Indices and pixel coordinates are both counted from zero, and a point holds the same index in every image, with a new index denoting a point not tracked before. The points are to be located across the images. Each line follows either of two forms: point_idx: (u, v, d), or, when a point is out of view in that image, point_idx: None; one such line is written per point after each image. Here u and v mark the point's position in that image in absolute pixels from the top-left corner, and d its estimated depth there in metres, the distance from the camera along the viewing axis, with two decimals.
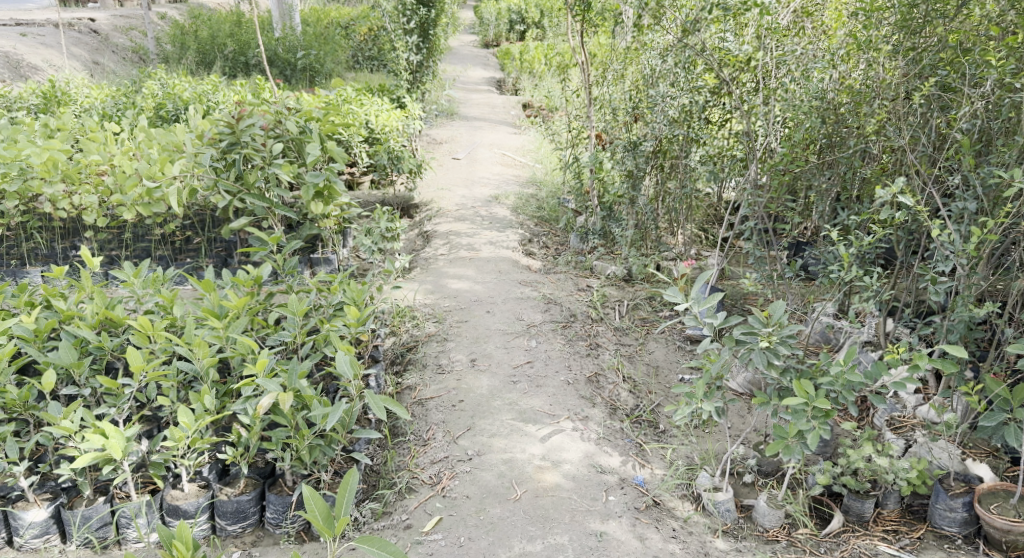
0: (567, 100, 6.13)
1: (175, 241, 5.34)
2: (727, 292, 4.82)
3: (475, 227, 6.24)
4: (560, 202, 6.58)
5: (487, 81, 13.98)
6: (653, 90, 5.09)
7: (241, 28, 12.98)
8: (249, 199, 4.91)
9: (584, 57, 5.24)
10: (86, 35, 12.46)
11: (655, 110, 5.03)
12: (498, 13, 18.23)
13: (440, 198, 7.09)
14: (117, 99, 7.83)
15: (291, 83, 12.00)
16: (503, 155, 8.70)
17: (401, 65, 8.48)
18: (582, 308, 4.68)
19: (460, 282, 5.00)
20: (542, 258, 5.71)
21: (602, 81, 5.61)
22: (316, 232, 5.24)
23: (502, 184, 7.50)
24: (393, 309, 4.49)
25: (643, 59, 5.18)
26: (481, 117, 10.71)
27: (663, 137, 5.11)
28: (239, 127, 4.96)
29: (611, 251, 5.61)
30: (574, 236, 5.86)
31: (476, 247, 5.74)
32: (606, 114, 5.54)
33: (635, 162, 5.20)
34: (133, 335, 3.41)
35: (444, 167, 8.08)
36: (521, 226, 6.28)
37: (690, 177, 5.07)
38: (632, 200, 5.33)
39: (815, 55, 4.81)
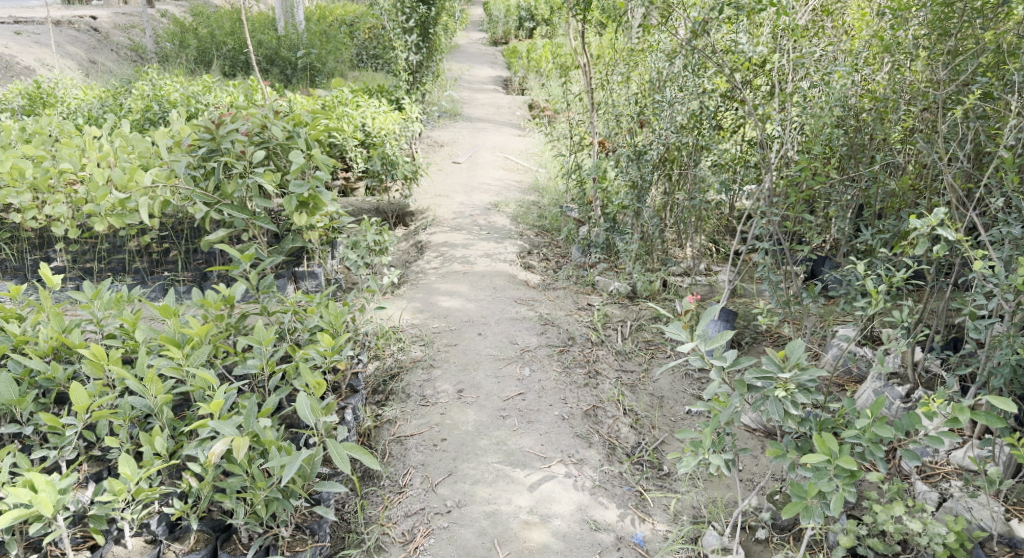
0: (570, 103, 5.78)
1: (151, 254, 5.04)
2: (739, 313, 4.48)
3: (471, 238, 5.92)
4: (562, 211, 6.25)
5: (493, 80, 13.64)
6: (661, 94, 4.74)
7: (242, 26, 12.71)
8: (227, 209, 4.62)
9: (586, 59, 4.91)
10: (84, 33, 12.22)
11: (662, 116, 4.68)
12: (507, 10, 17.87)
13: (437, 206, 6.77)
14: (105, 100, 7.56)
15: (291, 82, 11.71)
16: (506, 159, 8.37)
17: (400, 66, 8.20)
18: (581, 329, 4.36)
19: (451, 300, 4.68)
20: (542, 272, 5.40)
21: (606, 84, 5.27)
22: (300, 244, 4.90)
23: (503, 191, 7.18)
24: (378, 331, 4.18)
25: (649, 61, 4.85)
26: (485, 118, 10.39)
27: (670, 145, 4.75)
28: (219, 132, 4.75)
29: (614, 265, 5.28)
30: (575, 248, 5.53)
31: (470, 261, 5.42)
32: (609, 119, 5.21)
33: (639, 171, 4.86)
34: (85, 366, 3.12)
35: (443, 171, 7.76)
36: (520, 236, 5.97)
37: (699, 188, 4.73)
38: (638, 212, 4.98)
39: (836, 57, 4.46)
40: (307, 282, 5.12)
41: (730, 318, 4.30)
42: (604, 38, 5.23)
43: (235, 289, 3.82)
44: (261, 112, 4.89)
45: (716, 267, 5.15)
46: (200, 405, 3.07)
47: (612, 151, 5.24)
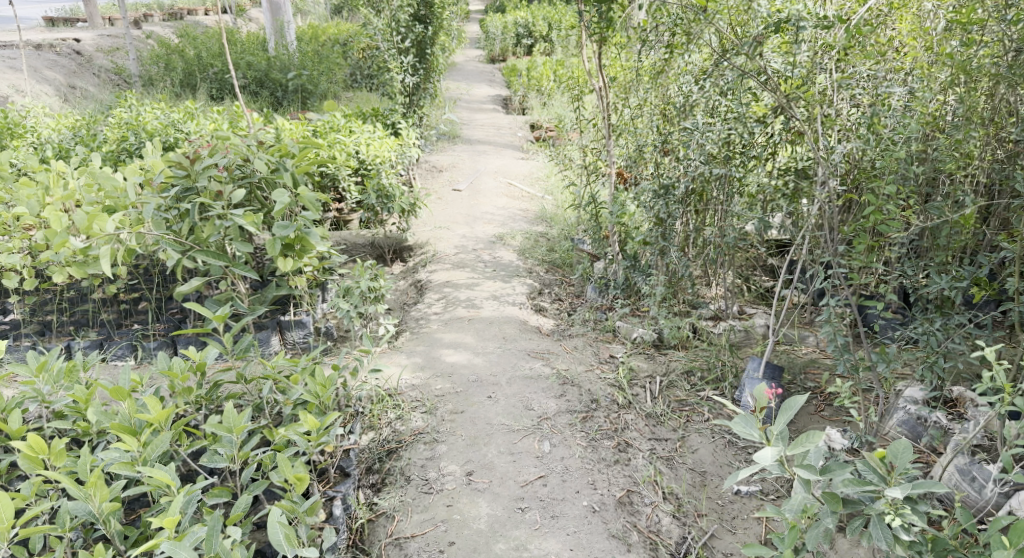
0: (583, 128, 5.27)
1: (119, 305, 4.51)
2: (784, 366, 3.95)
3: (476, 277, 5.40)
4: (574, 245, 5.74)
5: (492, 99, 13.18)
6: (688, 121, 4.24)
7: (230, 47, 12.22)
8: (201, 256, 4.12)
9: (604, 83, 4.43)
10: (65, 57, 11.75)
11: (690, 144, 4.17)
12: (505, 27, 17.40)
13: (438, 239, 6.25)
14: (78, 131, 7.04)
15: (282, 105, 11.23)
16: (510, 184, 7.88)
17: (396, 89, 7.72)
18: (604, 389, 3.81)
19: (456, 354, 4.15)
20: (554, 316, 4.89)
21: (623, 109, 4.77)
22: (285, 292, 4.39)
23: (508, 221, 6.67)
24: (373, 396, 3.65)
25: (673, 84, 4.35)
26: (485, 141, 9.88)
27: (698, 177, 4.25)
28: (195, 168, 4.42)
29: (637, 309, 4.75)
30: (591, 287, 5.03)
31: (476, 305, 4.90)
32: (627, 147, 4.71)
33: (666, 208, 4.34)
34: (21, 459, 2.62)
35: (443, 200, 7.25)
36: (529, 274, 5.46)
37: (731, 225, 4.23)
38: (663, 250, 4.46)
39: (886, 77, 3.99)
40: (295, 332, 4.58)
41: (776, 374, 3.77)
42: (621, 59, 4.74)
43: (208, 355, 3.31)
44: (243, 145, 4.45)
45: (750, 309, 4.63)
46: (158, 510, 2.57)
47: (631, 182, 4.75)
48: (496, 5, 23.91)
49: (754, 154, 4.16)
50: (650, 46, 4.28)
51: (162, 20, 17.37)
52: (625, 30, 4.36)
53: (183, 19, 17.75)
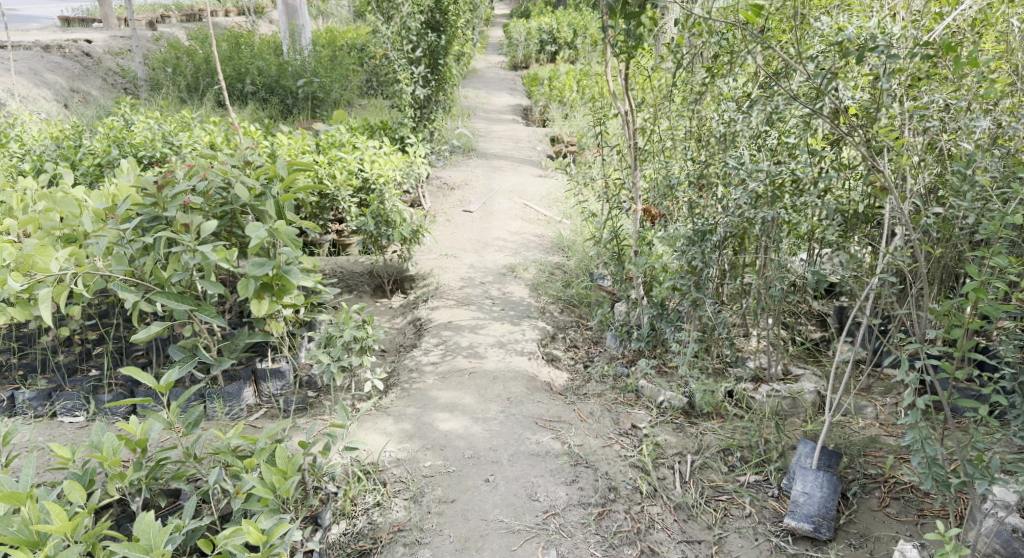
0: (607, 154, 4.66)
1: (75, 348, 3.98)
2: (839, 447, 3.32)
3: (481, 318, 4.83)
4: (593, 281, 5.15)
5: (512, 108, 12.61)
6: (729, 155, 3.64)
7: (241, 52, 11.73)
8: (161, 299, 3.60)
9: (631, 108, 3.84)
10: (71, 58, 11.35)
11: (733, 183, 3.56)
12: (528, 33, 16.80)
13: (443, 269, 5.70)
14: (63, 142, 6.54)
15: (292, 113, 10.73)
16: (525, 206, 7.32)
17: (405, 100, 7.16)
18: (625, 472, 3.21)
19: (451, 420, 3.56)
20: (569, 367, 4.31)
21: (653, 135, 4.17)
22: (259, 339, 3.85)
23: (522, 249, 6.10)
24: (351, 477, 3.09)
25: (712, 110, 3.74)
26: (502, 155, 9.31)
27: (741, 222, 3.63)
28: (165, 196, 4.02)
29: (663, 364, 4.14)
30: (611, 335, 4.45)
31: (479, 353, 4.31)
32: (657, 180, 4.10)
33: (702, 256, 3.68)
34: None
35: (453, 223, 6.70)
36: (542, 315, 4.89)
37: (776, 276, 3.62)
38: (696, 301, 3.84)
39: (968, 107, 3.36)
40: (272, 382, 4.03)
41: (832, 462, 3.15)
42: (651, 80, 4.13)
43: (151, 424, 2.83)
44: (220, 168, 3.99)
45: (796, 369, 4.01)
46: None
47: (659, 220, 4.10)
48: (521, 9, 23.36)
49: (804, 192, 3.59)
50: (689, 67, 3.67)
51: (180, 21, 17.04)
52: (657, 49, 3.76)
53: (202, 21, 17.46)
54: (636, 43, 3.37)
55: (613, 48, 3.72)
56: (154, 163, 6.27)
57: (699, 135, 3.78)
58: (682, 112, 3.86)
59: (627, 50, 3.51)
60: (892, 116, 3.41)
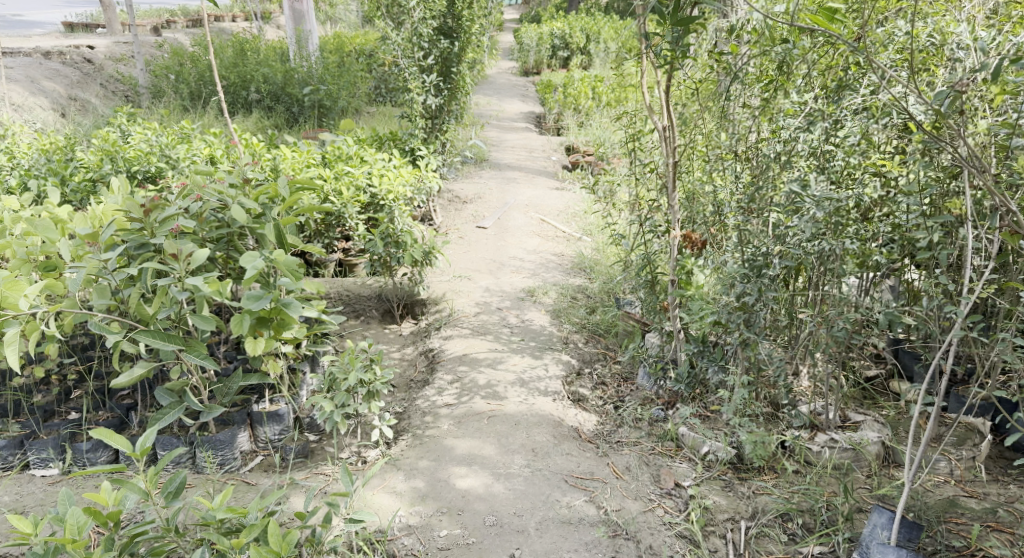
0: (639, 172, 4.24)
1: (53, 389, 3.58)
2: (915, 513, 2.91)
3: (499, 350, 4.44)
4: (620, 308, 4.75)
5: (525, 116, 12.21)
6: (784, 178, 3.23)
7: (246, 58, 11.35)
8: (145, 339, 3.20)
9: (672, 123, 3.43)
10: (71, 65, 11.02)
11: (794, 211, 3.13)
12: (540, 38, 16.37)
13: (457, 292, 5.31)
14: (54, 155, 6.17)
15: (298, 121, 10.36)
16: (542, 221, 6.92)
17: (416, 110, 6.77)
18: (672, 544, 2.81)
19: (470, 475, 3.15)
20: (598, 408, 3.91)
21: (693, 152, 3.75)
22: (255, 383, 3.44)
23: (541, 270, 5.70)
24: (360, 550, 2.71)
25: (763, 127, 3.32)
26: (516, 166, 8.90)
27: (803, 255, 3.19)
28: (152, 221, 3.62)
29: (704, 407, 3.72)
30: (642, 371, 4.05)
31: (499, 393, 3.90)
32: (698, 202, 3.69)
33: (760, 294, 3.20)
34: None
35: (466, 241, 6.32)
36: (565, 347, 4.50)
37: (838, 314, 3.20)
38: (747, 343, 3.35)
39: None
40: (269, 427, 3.62)
41: (913, 534, 2.73)
42: (692, 92, 3.72)
43: (127, 493, 2.45)
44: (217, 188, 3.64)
45: (855, 415, 3.59)
46: None
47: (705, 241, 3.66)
48: (532, 14, 22.97)
49: (862, 216, 3.24)
50: (739, 77, 3.26)
51: (185, 26, 16.75)
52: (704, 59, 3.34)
53: (207, 27, 17.17)
54: (684, 54, 2.95)
55: (653, 57, 3.30)
56: (149, 178, 5.90)
57: (748, 155, 3.36)
58: (728, 130, 3.45)
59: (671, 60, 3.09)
60: (974, 132, 3.00)
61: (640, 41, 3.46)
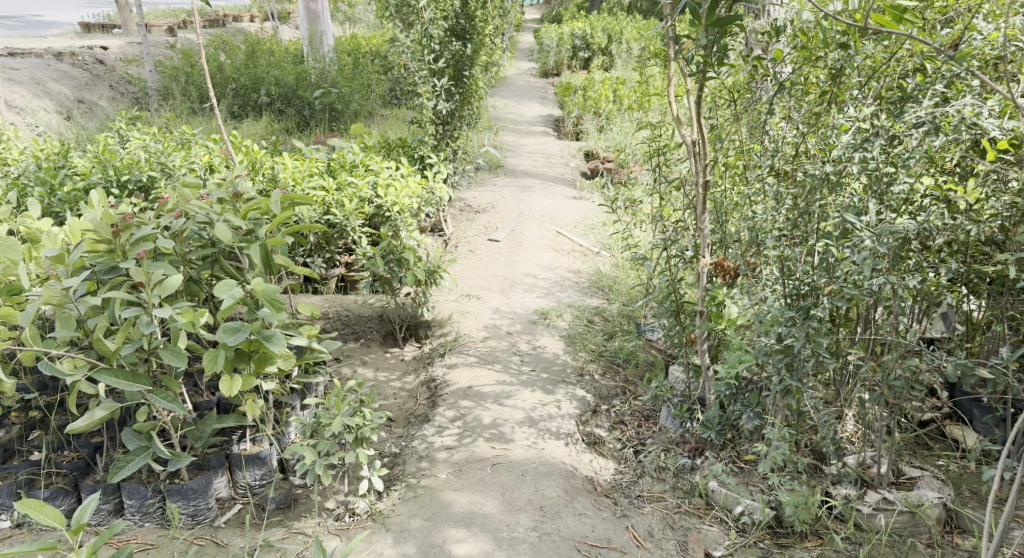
0: (664, 189, 3.84)
1: (13, 427, 3.26)
2: None
3: (508, 381, 4.05)
4: (641, 336, 4.35)
5: (543, 120, 11.82)
6: (832, 203, 2.82)
7: (257, 60, 11.06)
8: (106, 379, 2.87)
9: (704, 139, 3.05)
10: (81, 66, 10.79)
11: (848, 243, 2.71)
12: (560, 38, 15.95)
13: (466, 313, 4.95)
14: (45, 161, 5.88)
15: (309, 125, 10.03)
16: (559, 234, 6.55)
17: (426, 116, 6.41)
18: None
19: (465, 541, 2.84)
20: (616, 453, 3.53)
21: (726, 169, 3.35)
22: (231, 424, 3.11)
23: (556, 289, 5.32)
24: None
25: (808, 144, 2.91)
26: (532, 173, 8.52)
27: (858, 294, 2.75)
28: (123, 242, 3.27)
29: (735, 457, 3.31)
30: (665, 410, 3.66)
31: (504, 434, 3.50)
32: (731, 226, 3.28)
33: (806, 339, 2.77)
34: None
35: (477, 256, 5.96)
36: (581, 378, 4.11)
37: (895, 360, 2.78)
38: (788, 389, 2.95)
39: None
40: (249, 471, 3.27)
41: None
42: (724, 102, 3.32)
43: None
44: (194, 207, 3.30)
45: (908, 470, 3.18)
46: None
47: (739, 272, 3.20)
48: (552, 14, 22.55)
49: (925, 247, 2.82)
50: (783, 88, 2.86)
51: (201, 26, 16.58)
52: (741, 66, 2.95)
53: (224, 27, 16.96)
54: (722, 62, 2.57)
55: (683, 66, 2.92)
56: (143, 188, 5.59)
57: (791, 175, 2.97)
58: (766, 148, 3.05)
59: (705, 71, 2.71)
60: None
61: (668, 45, 3.07)
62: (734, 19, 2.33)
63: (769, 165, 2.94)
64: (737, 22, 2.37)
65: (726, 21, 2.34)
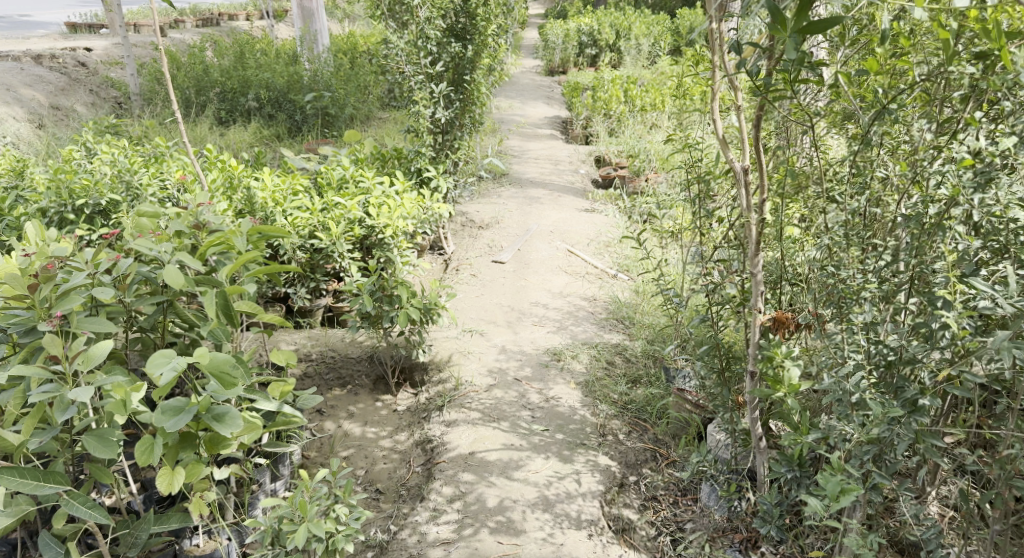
0: (703, 220, 3.22)
1: None
2: None
3: (516, 445, 3.43)
4: (672, 387, 3.74)
5: (550, 121, 11.19)
6: (935, 256, 2.18)
7: (245, 60, 10.39)
8: (11, 483, 2.26)
9: (761, 171, 2.44)
10: (60, 69, 10.16)
11: (965, 314, 2.05)
12: (567, 34, 15.24)
13: (468, 354, 4.33)
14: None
15: (301, 131, 9.41)
16: (571, 255, 5.93)
17: (422, 126, 5.77)
18: None
19: None
20: (649, 544, 2.95)
21: (784, 201, 2.73)
22: (175, 526, 2.51)
23: (570, 324, 4.72)
24: None
25: (901, 176, 2.28)
26: (540, 182, 7.89)
27: (981, 380, 2.07)
28: (44, 299, 2.69)
29: (797, 553, 2.73)
30: (707, 486, 3.07)
31: (514, 523, 2.91)
32: (794, 272, 2.66)
33: (911, 439, 2.08)
34: None
35: (481, 283, 5.36)
36: (603, 439, 3.51)
37: (1018, 460, 2.14)
38: (872, 487, 2.35)
39: None
40: None
41: None
42: (783, 120, 2.70)
43: None
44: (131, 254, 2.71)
45: None
46: None
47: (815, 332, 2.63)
48: (558, 8, 21.82)
49: None
50: (875, 109, 2.21)
51: (194, 25, 16.00)
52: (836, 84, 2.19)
53: (217, 26, 16.40)
54: (804, 80, 1.93)
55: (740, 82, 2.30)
56: (105, 212, 4.99)
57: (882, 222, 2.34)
58: (842, 182, 2.43)
59: (776, 91, 2.08)
60: None
61: (718, 55, 2.44)
62: (837, 21, 1.61)
63: (849, 203, 2.32)
64: (835, 27, 1.66)
65: (827, 24, 1.62)
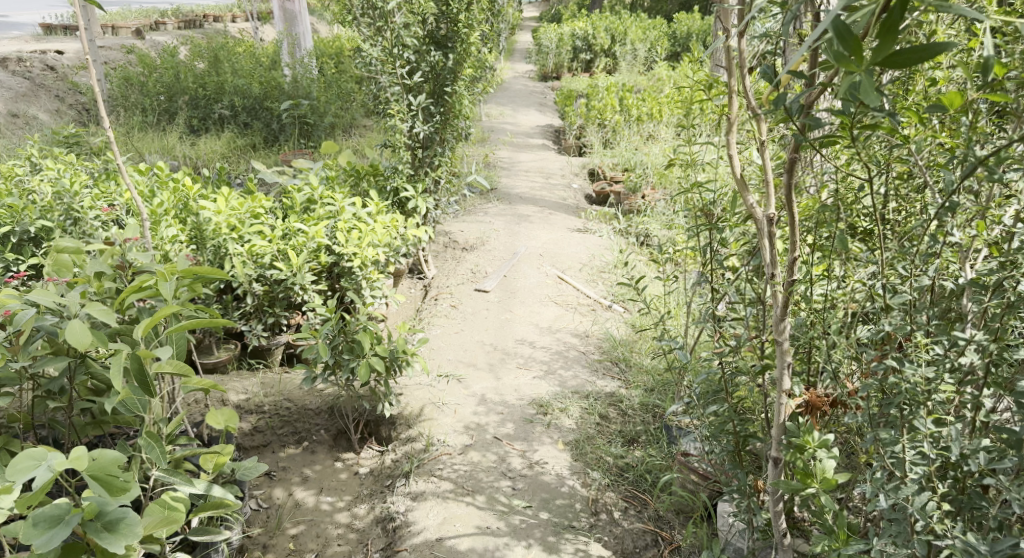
0: (712, 266, 2.73)
1: None
2: None
3: (492, 529, 2.94)
4: (674, 453, 3.24)
5: (542, 131, 10.69)
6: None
7: (220, 65, 9.85)
8: None
9: (794, 231, 1.93)
10: (24, 74, 9.64)
11: None
12: (560, 39, 14.72)
13: (442, 406, 3.81)
14: None
15: (277, 141, 8.88)
16: (561, 283, 5.43)
17: (398, 141, 5.24)
18: None
19: None
20: None
21: (815, 254, 2.24)
22: None
23: (559, 367, 4.21)
24: None
25: (978, 243, 1.80)
26: (530, 197, 7.39)
27: None
28: None
29: None
30: None
31: None
32: (824, 339, 2.18)
33: None
34: None
35: (461, 317, 4.86)
36: (593, 519, 3.01)
37: None
38: None
39: None
40: None
41: None
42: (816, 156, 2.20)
43: None
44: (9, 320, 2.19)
45: None
46: None
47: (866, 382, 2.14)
48: (552, 11, 21.34)
49: None
50: (957, 159, 1.74)
51: (176, 27, 15.52)
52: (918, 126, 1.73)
53: (201, 27, 15.90)
54: (865, 127, 1.45)
55: (769, 117, 1.81)
56: (40, 240, 4.46)
57: (952, 294, 1.87)
58: (898, 243, 1.95)
59: (824, 138, 1.60)
60: None
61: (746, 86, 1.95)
62: (948, 47, 1.12)
63: (903, 268, 1.84)
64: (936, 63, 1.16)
65: (934, 52, 1.12)
